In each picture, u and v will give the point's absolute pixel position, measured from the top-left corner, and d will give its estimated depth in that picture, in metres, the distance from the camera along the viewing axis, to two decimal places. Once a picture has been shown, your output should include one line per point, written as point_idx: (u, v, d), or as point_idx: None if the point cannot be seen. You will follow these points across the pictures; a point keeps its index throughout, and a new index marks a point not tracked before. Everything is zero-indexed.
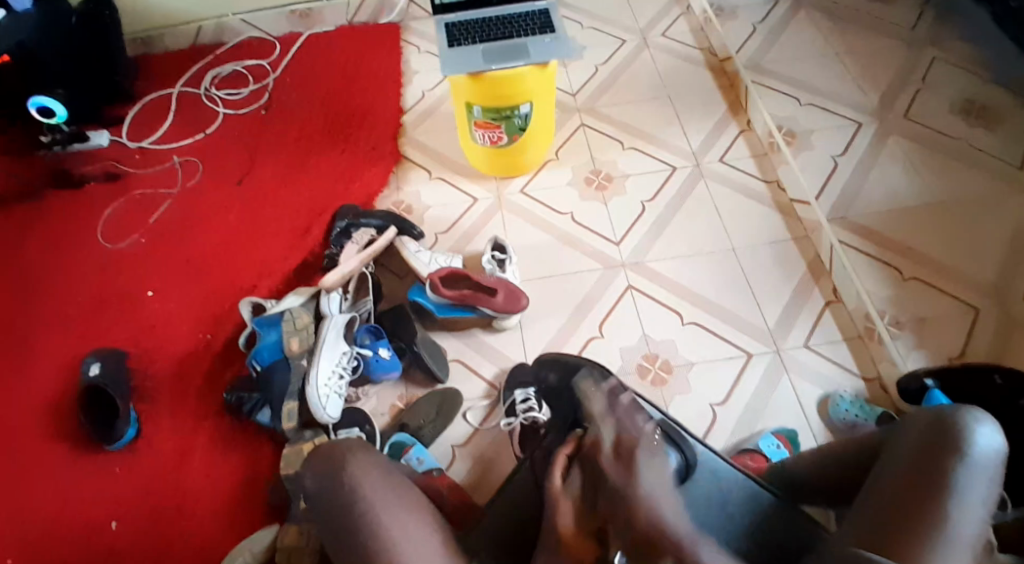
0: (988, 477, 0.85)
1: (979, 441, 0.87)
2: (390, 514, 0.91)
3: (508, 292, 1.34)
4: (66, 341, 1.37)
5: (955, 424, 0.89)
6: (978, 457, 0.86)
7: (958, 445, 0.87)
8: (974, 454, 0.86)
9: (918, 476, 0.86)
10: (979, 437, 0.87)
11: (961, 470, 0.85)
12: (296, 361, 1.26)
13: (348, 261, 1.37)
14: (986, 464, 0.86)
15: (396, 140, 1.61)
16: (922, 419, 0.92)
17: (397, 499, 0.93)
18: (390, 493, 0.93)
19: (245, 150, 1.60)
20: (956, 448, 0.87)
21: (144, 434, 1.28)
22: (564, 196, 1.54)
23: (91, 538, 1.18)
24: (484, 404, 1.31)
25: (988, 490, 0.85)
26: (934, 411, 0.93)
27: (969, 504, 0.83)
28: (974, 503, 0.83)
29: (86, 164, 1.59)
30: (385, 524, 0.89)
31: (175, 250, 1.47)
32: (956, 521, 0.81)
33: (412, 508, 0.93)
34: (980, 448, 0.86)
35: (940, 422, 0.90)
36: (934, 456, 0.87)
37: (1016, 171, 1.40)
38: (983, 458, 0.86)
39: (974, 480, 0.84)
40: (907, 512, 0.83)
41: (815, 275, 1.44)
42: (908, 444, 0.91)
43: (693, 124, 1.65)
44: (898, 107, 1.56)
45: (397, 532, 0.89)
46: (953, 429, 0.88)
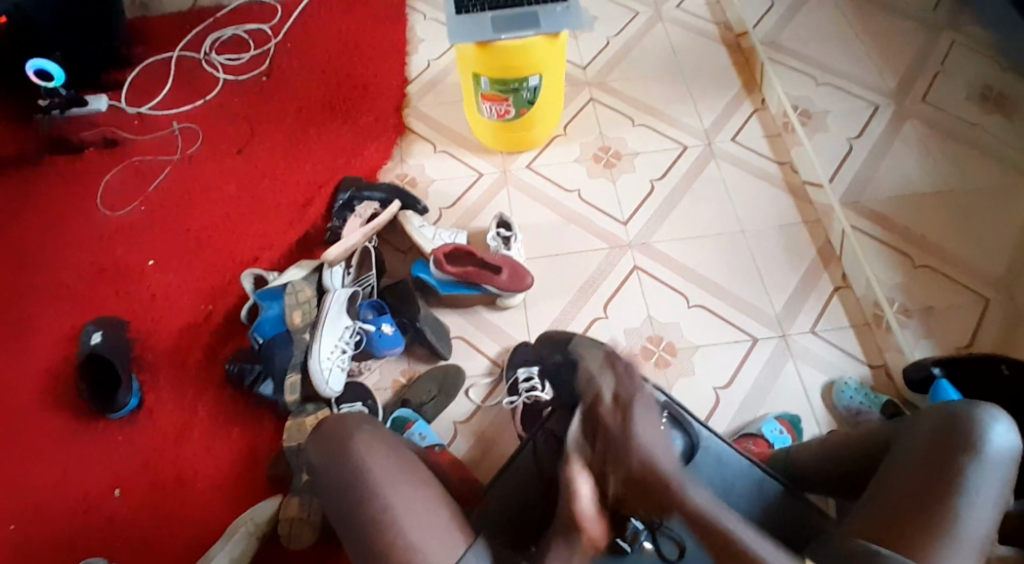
0: (1000, 476, 0.85)
1: (993, 439, 0.86)
2: (393, 493, 0.90)
3: (513, 270, 1.32)
4: (67, 309, 1.36)
5: (970, 421, 0.88)
6: (992, 456, 0.85)
7: (972, 442, 0.86)
8: (987, 452, 0.85)
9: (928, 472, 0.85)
10: (994, 436, 0.86)
11: (973, 468, 0.84)
12: (298, 335, 1.25)
13: (352, 233, 1.34)
14: (999, 462, 0.85)
15: (401, 111, 1.58)
16: (935, 413, 0.91)
17: (401, 475, 0.93)
18: (402, 469, 0.93)
19: (247, 118, 1.58)
20: (969, 446, 0.86)
21: (145, 404, 1.28)
22: (572, 172, 1.52)
23: (95, 507, 1.19)
24: (486, 382, 1.31)
25: (1000, 489, 0.84)
26: (947, 405, 0.92)
27: (979, 504, 0.82)
28: (985, 504, 0.83)
29: (86, 129, 1.57)
30: (386, 504, 0.89)
31: (177, 219, 1.45)
32: (967, 522, 0.81)
33: (414, 485, 0.92)
34: (992, 448, 0.85)
35: (953, 418, 0.89)
36: (946, 453, 0.86)
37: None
38: (997, 457, 0.85)
39: (986, 479, 0.84)
40: (916, 509, 0.83)
41: (825, 260, 1.43)
42: (918, 437, 0.90)
43: (704, 101, 1.62)
44: (918, 89, 1.38)
45: (398, 511, 0.89)
46: (968, 426, 0.87)
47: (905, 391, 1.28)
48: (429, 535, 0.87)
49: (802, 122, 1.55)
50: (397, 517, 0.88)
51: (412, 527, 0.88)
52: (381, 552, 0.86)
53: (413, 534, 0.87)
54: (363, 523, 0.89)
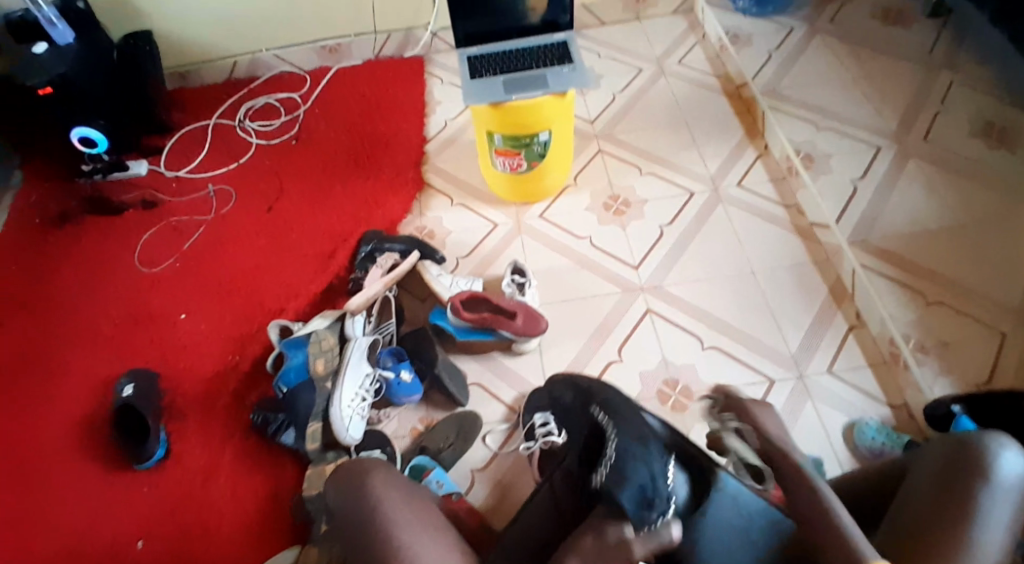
0: (1013, 502, 0.84)
1: (1004, 466, 0.86)
2: (409, 532, 0.91)
3: (528, 315, 1.35)
4: (100, 362, 1.41)
5: (980, 449, 0.88)
6: (1003, 482, 0.85)
7: (981, 469, 0.86)
8: (996, 478, 0.85)
9: (941, 501, 0.85)
10: (1003, 461, 0.86)
11: (985, 495, 0.84)
12: (321, 383, 1.27)
13: (372, 285, 1.40)
14: (1011, 489, 0.85)
15: (419, 167, 1.65)
16: (944, 443, 0.91)
17: (413, 517, 0.94)
18: (414, 502, 0.97)
19: (276, 178, 1.65)
20: (978, 473, 0.86)
21: (172, 454, 1.30)
22: (583, 221, 1.56)
23: (119, 557, 1.20)
24: (504, 427, 1.32)
25: (1013, 517, 0.83)
26: (956, 436, 0.92)
27: (991, 527, 0.82)
28: (998, 527, 0.82)
29: (125, 191, 1.65)
30: (405, 543, 0.90)
31: (207, 274, 1.51)
32: (979, 545, 0.81)
33: (430, 528, 0.94)
34: (1002, 473, 0.85)
35: (962, 447, 0.89)
36: (957, 481, 0.86)
37: None
38: (1008, 483, 0.85)
39: (999, 505, 0.83)
40: (930, 538, 0.83)
41: (837, 299, 1.44)
42: (930, 469, 0.90)
43: (710, 149, 1.67)
44: (918, 127, 1.48)
45: (416, 545, 0.90)
46: (978, 454, 0.87)
47: (927, 430, 1.26)
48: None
49: (805, 165, 1.59)
50: (416, 551, 0.89)
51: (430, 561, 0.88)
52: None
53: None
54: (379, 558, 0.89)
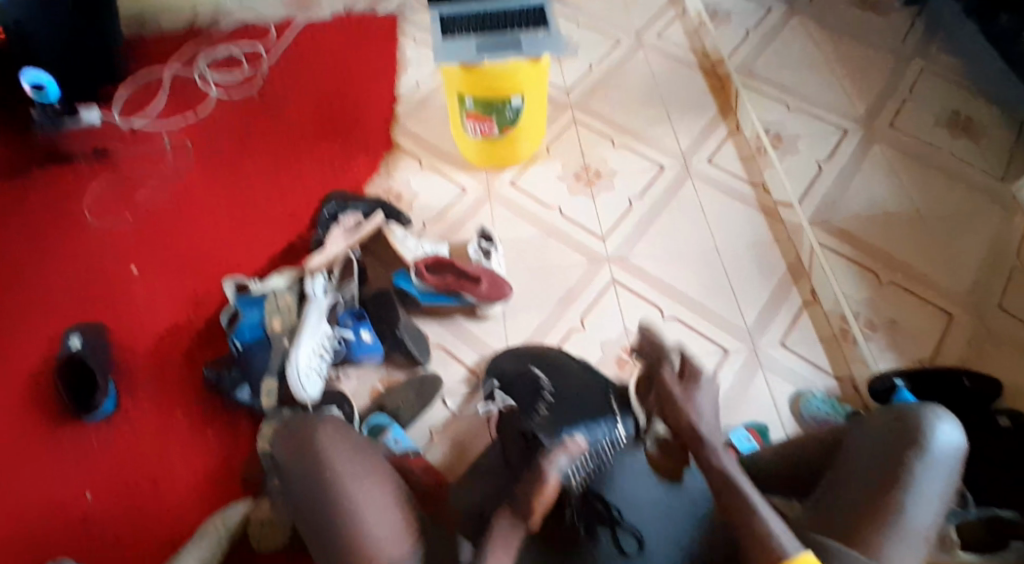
0: (946, 473, 0.88)
1: (939, 438, 0.89)
2: (352, 483, 0.92)
3: (492, 280, 1.37)
4: (51, 315, 1.38)
5: (918, 422, 0.90)
6: (937, 454, 0.88)
7: (917, 441, 0.89)
8: (932, 451, 0.88)
9: (878, 471, 0.89)
10: (939, 434, 0.89)
11: (918, 466, 0.87)
12: (276, 341, 1.26)
13: (335, 243, 1.39)
14: (944, 462, 0.88)
15: (388, 128, 1.63)
16: (884, 415, 0.94)
17: (354, 465, 0.95)
18: (347, 445, 0.97)
19: (238, 132, 1.62)
20: (914, 444, 0.89)
21: (124, 408, 1.29)
22: (553, 190, 1.56)
23: (68, 510, 1.20)
24: (464, 390, 1.33)
25: (944, 487, 0.87)
26: (896, 408, 0.95)
27: (925, 497, 0.86)
28: (930, 497, 0.86)
29: (75, 140, 1.61)
30: (348, 494, 0.91)
31: (164, 229, 1.49)
32: (912, 514, 0.85)
33: (370, 479, 0.94)
34: (938, 446, 0.88)
35: (901, 420, 0.92)
36: (893, 452, 0.89)
37: (998, 182, 1.48)
38: (942, 456, 0.88)
39: (932, 477, 0.87)
40: (863, 503, 0.87)
41: (795, 276, 1.45)
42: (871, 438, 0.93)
43: (683, 124, 1.67)
44: (884, 116, 1.60)
45: (358, 497, 0.91)
46: (915, 427, 0.90)
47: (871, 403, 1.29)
48: (391, 526, 0.90)
49: (774, 145, 1.60)
50: (361, 508, 0.90)
51: (374, 515, 0.90)
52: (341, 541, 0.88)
53: (372, 527, 0.89)
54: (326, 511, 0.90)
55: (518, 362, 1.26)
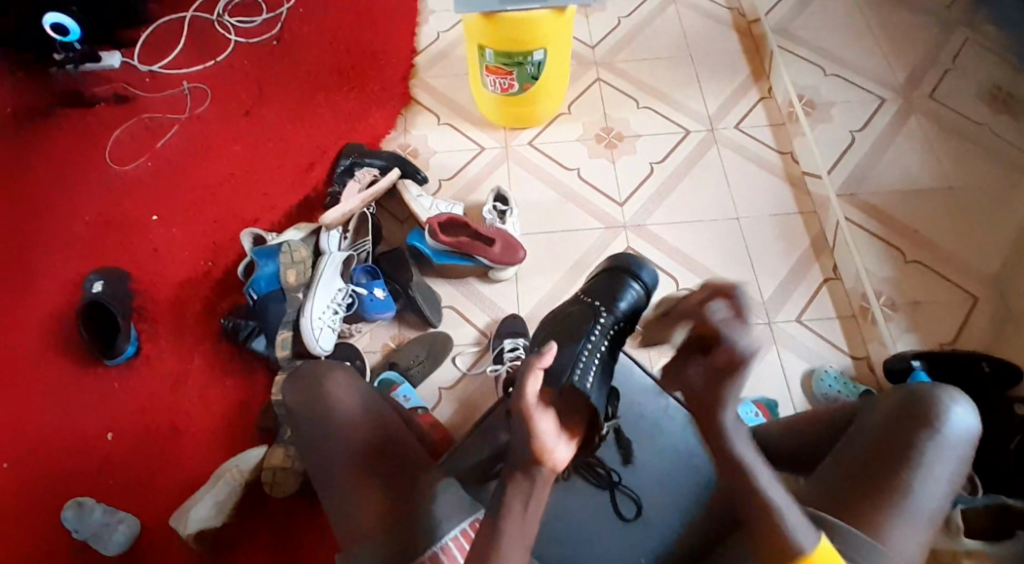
0: (956, 455, 0.87)
1: (953, 421, 0.88)
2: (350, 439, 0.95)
3: (506, 244, 1.35)
4: (72, 259, 1.41)
5: (931, 401, 0.90)
6: (950, 436, 0.88)
7: (929, 421, 0.88)
8: (944, 432, 0.88)
9: (887, 450, 0.88)
10: (953, 416, 0.88)
11: (928, 445, 0.87)
12: (291, 294, 1.28)
13: (349, 200, 1.39)
14: (957, 444, 0.88)
15: (407, 81, 1.60)
16: (895, 393, 0.93)
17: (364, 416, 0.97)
18: (356, 407, 0.97)
19: (253, 80, 1.60)
20: (926, 424, 0.88)
21: (143, 353, 1.32)
22: (573, 152, 1.53)
23: (89, 448, 1.24)
24: (474, 350, 1.34)
25: (953, 469, 0.87)
26: (908, 388, 0.93)
27: (932, 479, 0.86)
28: (938, 479, 0.86)
29: (98, 84, 1.61)
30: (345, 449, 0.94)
31: (180, 177, 1.49)
32: (918, 495, 0.85)
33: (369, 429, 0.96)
34: (951, 428, 0.88)
35: (913, 398, 0.91)
36: (904, 430, 0.89)
37: None
38: (954, 438, 0.88)
39: (942, 458, 0.87)
40: (868, 479, 0.87)
41: (817, 251, 1.43)
42: (878, 416, 0.92)
43: (712, 88, 1.62)
44: (926, 84, 1.43)
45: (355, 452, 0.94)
46: (929, 408, 0.89)
47: (884, 383, 1.30)
48: (391, 486, 0.91)
49: (806, 112, 1.55)
50: (366, 466, 0.92)
51: (375, 476, 0.92)
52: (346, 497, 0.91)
53: (375, 488, 0.91)
54: (333, 469, 0.93)
55: (542, 332, 1.06)
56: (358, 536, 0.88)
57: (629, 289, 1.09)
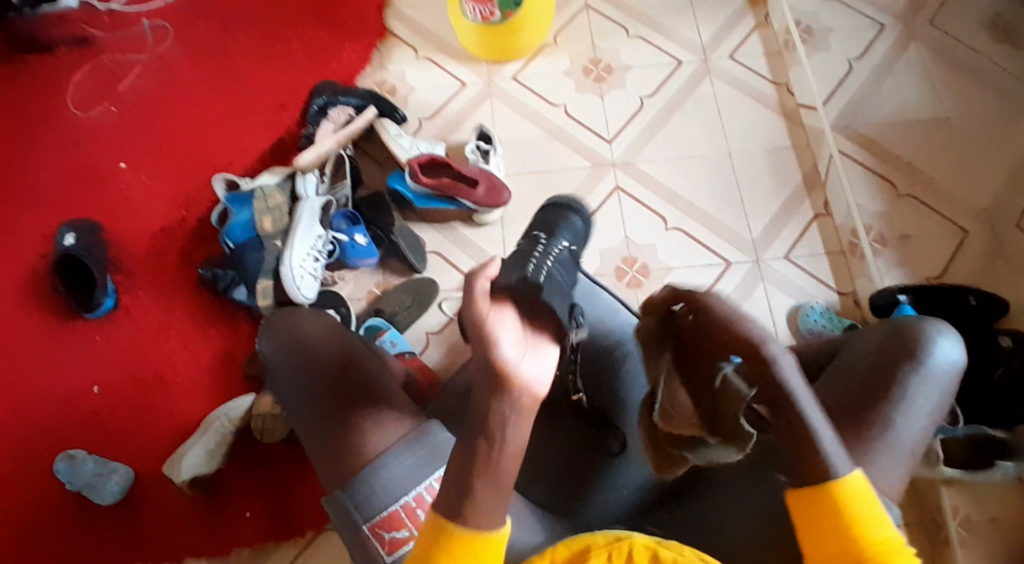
0: (939, 388, 0.87)
1: (937, 353, 0.88)
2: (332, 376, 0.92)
3: (490, 185, 1.31)
4: (40, 210, 1.36)
5: (918, 336, 0.89)
6: (934, 368, 0.87)
7: (916, 355, 0.88)
8: (929, 366, 0.87)
9: (871, 384, 0.88)
10: (939, 350, 0.88)
11: (912, 381, 0.87)
12: (269, 241, 1.25)
13: (325, 141, 1.34)
14: (940, 377, 0.87)
15: (381, 11, 1.51)
16: (880, 328, 0.93)
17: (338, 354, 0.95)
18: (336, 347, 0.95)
19: (218, 12, 1.51)
20: (911, 358, 0.88)
21: (121, 306, 1.30)
22: (559, 86, 1.46)
23: (74, 404, 1.24)
24: (460, 295, 1.32)
25: (938, 401, 0.87)
26: (896, 322, 0.93)
27: (915, 413, 0.86)
28: (920, 413, 0.86)
29: (55, 26, 1.51)
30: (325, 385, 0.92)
31: (147, 121, 1.43)
32: (900, 427, 0.84)
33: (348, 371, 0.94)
34: (937, 361, 0.87)
35: (898, 333, 0.90)
36: (889, 364, 0.88)
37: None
38: (940, 371, 0.88)
39: (925, 391, 0.86)
40: (851, 416, 0.86)
41: (809, 186, 1.38)
42: (861, 353, 0.91)
43: (704, 13, 1.54)
44: (925, 11, 1.47)
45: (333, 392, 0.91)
46: (916, 340, 0.89)
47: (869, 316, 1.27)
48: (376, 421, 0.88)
49: (803, 40, 1.47)
50: (347, 403, 0.90)
51: (357, 413, 0.89)
52: (329, 438, 0.88)
53: (358, 426, 0.88)
54: (315, 410, 0.91)
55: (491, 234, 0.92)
56: (346, 477, 0.85)
57: (572, 220, 0.92)
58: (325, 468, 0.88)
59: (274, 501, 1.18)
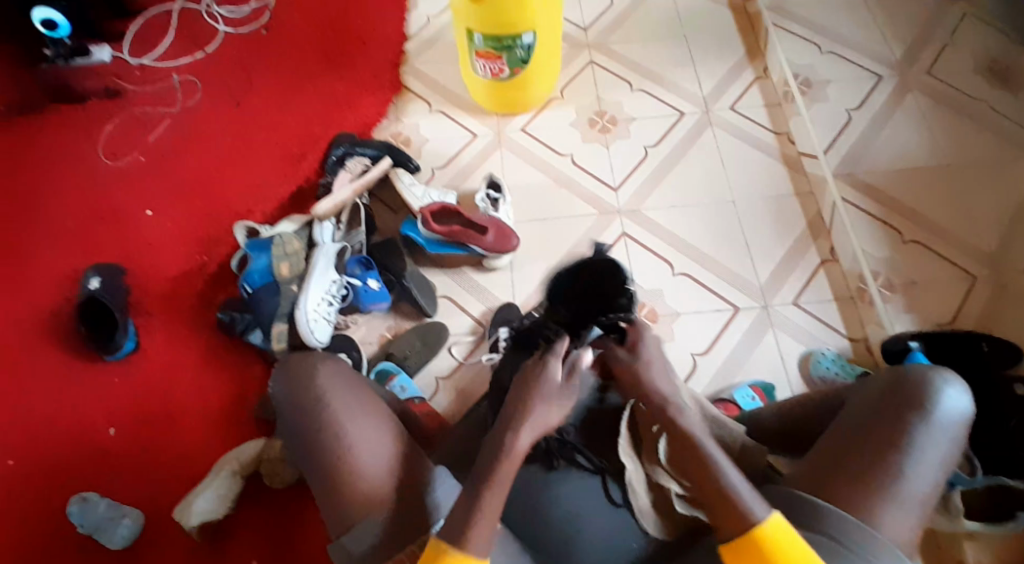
0: (949, 438, 0.87)
1: (944, 403, 0.88)
2: (354, 424, 0.92)
3: (499, 231, 1.34)
4: (68, 255, 1.41)
5: (923, 384, 0.89)
6: (942, 417, 0.87)
7: (922, 403, 0.88)
8: (936, 415, 0.87)
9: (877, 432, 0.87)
10: (946, 399, 0.88)
11: (920, 430, 0.86)
12: (286, 286, 1.28)
13: (341, 189, 1.39)
14: (948, 427, 0.87)
15: (397, 68, 1.59)
16: (889, 372, 0.92)
17: (357, 402, 0.94)
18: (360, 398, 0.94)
19: (245, 70, 1.59)
20: (917, 407, 0.88)
21: (141, 348, 1.33)
22: (566, 136, 1.52)
23: (90, 444, 1.26)
24: (470, 339, 1.34)
25: (947, 451, 0.86)
26: (903, 368, 0.93)
27: (925, 463, 0.85)
28: (931, 463, 0.85)
29: (89, 79, 1.59)
30: (345, 433, 0.91)
31: (173, 170, 1.49)
32: (910, 480, 0.84)
33: (370, 414, 0.94)
34: (944, 409, 0.87)
35: (906, 379, 0.90)
36: (896, 411, 0.88)
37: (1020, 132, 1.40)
38: (947, 420, 0.87)
39: (934, 440, 0.86)
40: (858, 466, 0.86)
41: (814, 233, 1.41)
42: (869, 400, 0.91)
43: (705, 67, 1.60)
44: (922, 61, 1.51)
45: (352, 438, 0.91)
46: (921, 388, 0.89)
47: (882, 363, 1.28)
48: (383, 470, 0.89)
49: (802, 92, 1.51)
50: (352, 448, 0.90)
51: (363, 458, 0.89)
52: (334, 482, 0.89)
53: (366, 471, 0.89)
54: (320, 452, 0.90)
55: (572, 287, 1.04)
56: (349, 523, 0.87)
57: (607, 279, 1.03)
58: (328, 512, 0.88)
59: (281, 544, 1.19)
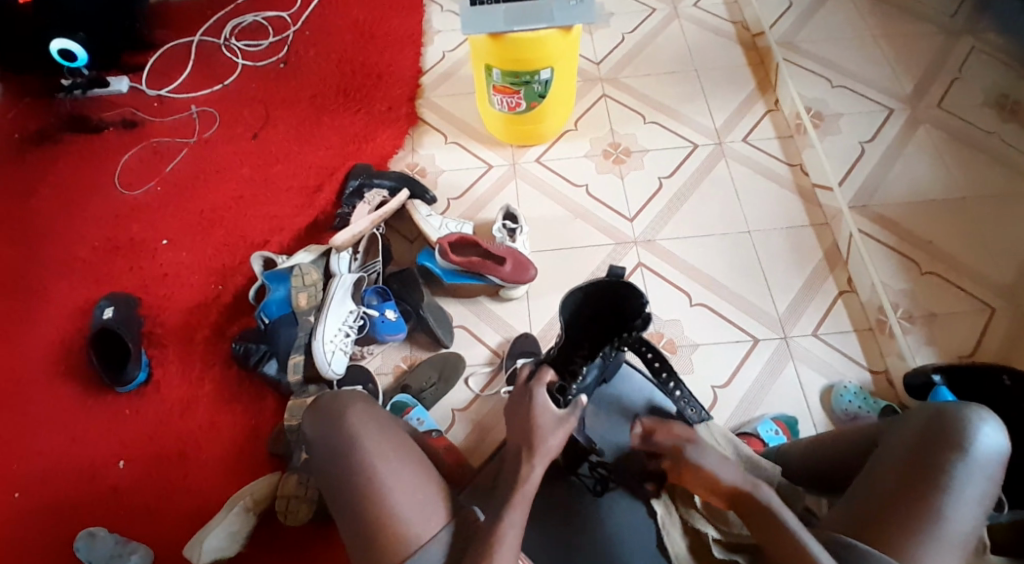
0: (985, 476, 0.85)
1: (980, 440, 0.86)
2: (388, 464, 0.89)
3: (517, 262, 1.34)
4: (82, 284, 1.40)
5: (957, 421, 0.88)
6: (978, 455, 0.86)
7: (957, 442, 0.86)
8: (972, 452, 0.86)
9: (914, 471, 0.86)
10: (981, 437, 0.86)
11: (956, 469, 0.85)
12: (303, 317, 1.27)
13: (360, 220, 1.38)
14: (984, 464, 0.86)
15: (413, 101, 1.60)
16: (922, 412, 0.91)
17: (387, 440, 0.92)
18: (391, 441, 0.92)
19: (261, 104, 1.60)
20: (953, 445, 0.86)
21: (153, 379, 1.31)
22: (581, 167, 1.53)
23: (100, 478, 1.23)
24: (486, 370, 1.32)
25: (983, 489, 0.85)
26: (936, 405, 0.91)
27: (964, 502, 0.84)
28: (969, 502, 0.84)
29: (106, 110, 1.61)
30: (381, 473, 0.89)
31: (189, 201, 1.49)
32: (948, 519, 0.83)
33: (401, 451, 0.92)
34: (979, 447, 0.86)
35: (941, 417, 0.89)
36: (932, 452, 0.86)
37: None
38: (983, 459, 0.86)
39: (971, 478, 0.85)
40: (894, 510, 0.84)
41: (830, 264, 1.41)
42: (903, 442, 0.89)
43: (717, 101, 1.62)
44: (931, 95, 1.48)
45: (386, 473, 0.89)
46: (956, 426, 0.87)
47: (905, 397, 1.27)
48: (419, 507, 0.87)
49: (815, 124, 1.52)
50: (387, 487, 0.88)
51: (400, 494, 0.87)
52: (367, 518, 0.86)
53: (400, 506, 0.87)
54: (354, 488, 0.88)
55: (585, 312, 1.09)
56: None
57: (612, 296, 1.07)
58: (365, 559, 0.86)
59: None
